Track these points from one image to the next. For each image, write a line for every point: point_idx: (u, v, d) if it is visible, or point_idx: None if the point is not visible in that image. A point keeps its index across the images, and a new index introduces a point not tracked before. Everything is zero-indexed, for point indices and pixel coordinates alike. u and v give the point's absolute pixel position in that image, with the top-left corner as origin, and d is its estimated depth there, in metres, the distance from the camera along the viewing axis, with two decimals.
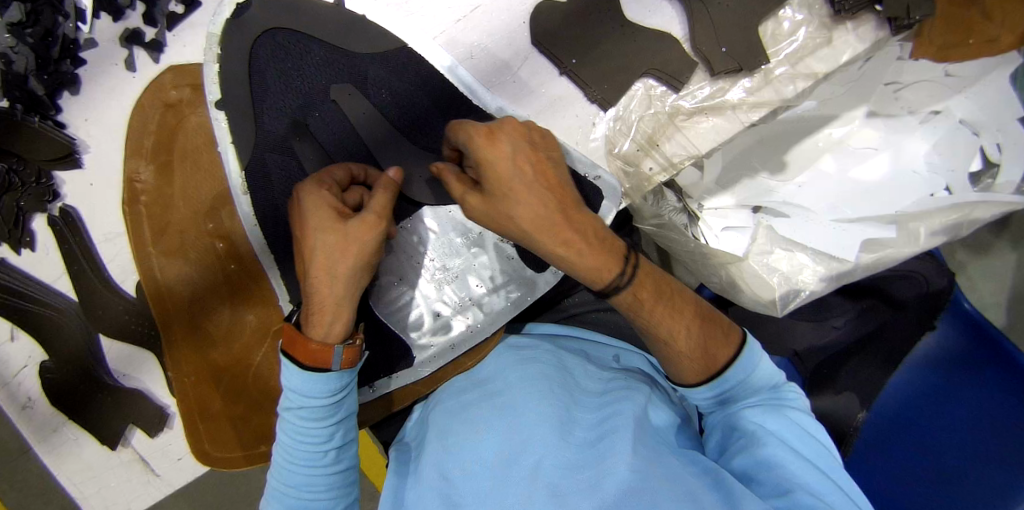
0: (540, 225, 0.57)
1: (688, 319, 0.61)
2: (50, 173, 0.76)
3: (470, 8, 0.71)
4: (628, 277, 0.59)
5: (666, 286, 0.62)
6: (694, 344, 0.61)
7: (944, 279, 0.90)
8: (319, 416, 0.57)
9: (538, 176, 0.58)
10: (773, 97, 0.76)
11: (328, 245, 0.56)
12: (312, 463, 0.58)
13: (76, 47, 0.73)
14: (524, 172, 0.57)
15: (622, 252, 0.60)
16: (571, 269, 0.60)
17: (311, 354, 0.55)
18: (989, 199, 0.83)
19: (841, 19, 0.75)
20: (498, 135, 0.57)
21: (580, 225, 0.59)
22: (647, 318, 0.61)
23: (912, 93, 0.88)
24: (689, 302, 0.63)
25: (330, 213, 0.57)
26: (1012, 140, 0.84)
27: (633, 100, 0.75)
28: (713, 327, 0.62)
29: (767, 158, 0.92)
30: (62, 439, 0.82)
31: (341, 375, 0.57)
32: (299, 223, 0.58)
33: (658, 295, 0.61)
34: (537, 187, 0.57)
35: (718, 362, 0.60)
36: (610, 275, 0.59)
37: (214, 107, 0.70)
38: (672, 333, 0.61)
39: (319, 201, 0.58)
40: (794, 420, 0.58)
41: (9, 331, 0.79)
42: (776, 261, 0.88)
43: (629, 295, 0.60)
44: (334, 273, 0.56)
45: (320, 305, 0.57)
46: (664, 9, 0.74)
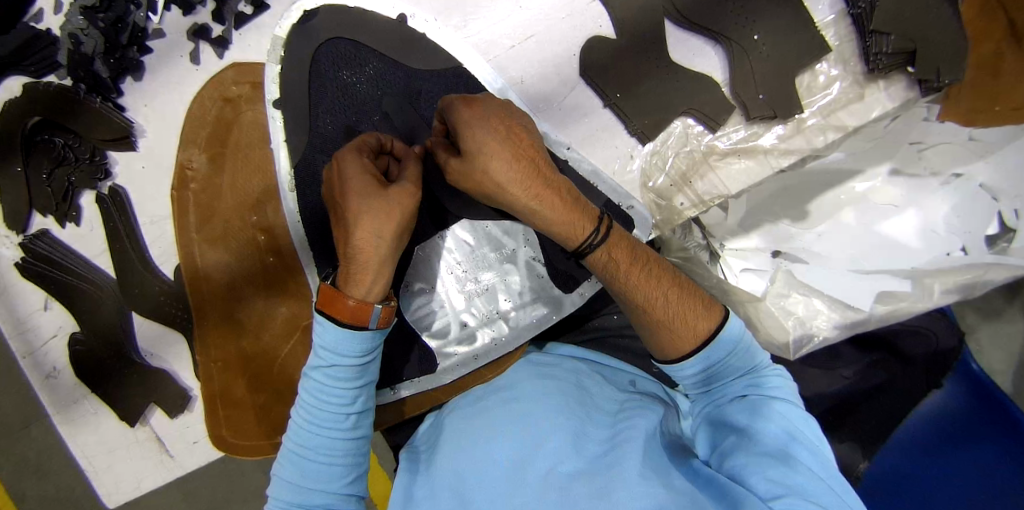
0: (514, 178, 0.59)
1: (665, 287, 0.63)
2: (104, 151, 0.79)
3: (524, 36, 0.74)
4: (601, 237, 0.62)
5: (642, 255, 0.65)
6: (672, 311, 0.61)
7: (954, 338, 0.92)
8: (347, 376, 0.59)
9: (509, 135, 0.60)
10: (803, 146, 0.79)
11: (369, 209, 0.58)
12: (332, 425, 0.59)
13: (144, 36, 0.76)
14: (500, 132, 0.60)
15: (596, 215, 0.63)
16: (547, 228, 0.63)
17: (348, 311, 0.57)
18: (1001, 263, 0.87)
19: (874, 76, 0.78)
20: (478, 101, 0.61)
21: (554, 182, 0.62)
22: (621, 278, 0.63)
23: (935, 154, 0.89)
24: (670, 276, 0.64)
25: (368, 176, 0.59)
26: None
27: (671, 137, 0.78)
28: (695, 302, 0.62)
29: (790, 206, 0.93)
30: (82, 411, 0.85)
31: (374, 337, 0.59)
32: (340, 189, 0.60)
33: (633, 259, 0.64)
34: (512, 144, 0.60)
35: (699, 333, 0.59)
36: (583, 233, 0.62)
37: (271, 106, 0.74)
38: (649, 301, 0.62)
39: (361, 170, 0.60)
40: (783, 413, 0.56)
41: (44, 300, 0.83)
42: (793, 304, 0.91)
43: (601, 255, 0.63)
44: (378, 234, 0.59)
45: (360, 265, 0.59)
46: (708, 53, 0.76)
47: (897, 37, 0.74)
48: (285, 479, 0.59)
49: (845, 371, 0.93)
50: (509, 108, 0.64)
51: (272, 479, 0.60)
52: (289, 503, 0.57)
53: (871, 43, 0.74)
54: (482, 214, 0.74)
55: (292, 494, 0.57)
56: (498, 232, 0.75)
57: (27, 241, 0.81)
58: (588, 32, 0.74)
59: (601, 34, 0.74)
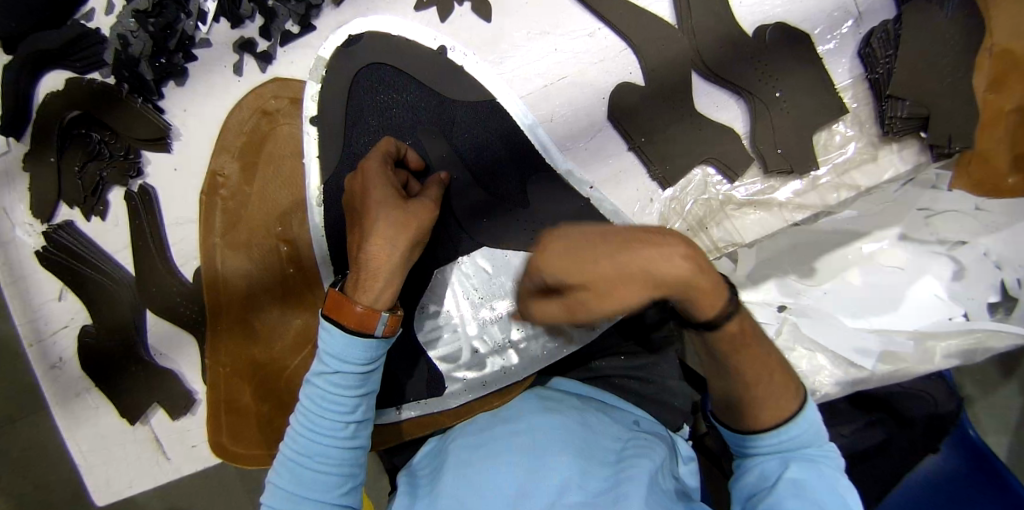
0: (632, 259, 0.52)
1: (769, 374, 0.58)
2: (139, 150, 0.81)
3: (557, 77, 0.77)
4: (726, 321, 0.52)
5: (751, 332, 0.57)
6: (768, 391, 0.58)
7: (953, 403, 0.93)
8: (350, 384, 0.59)
9: (592, 239, 0.44)
10: (816, 202, 0.81)
11: (390, 218, 0.60)
12: (331, 433, 0.59)
13: (191, 44, 0.79)
14: (584, 242, 0.44)
15: (724, 285, 0.52)
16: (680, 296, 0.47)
17: (356, 317, 0.57)
18: (1003, 331, 0.87)
19: (888, 140, 0.81)
20: (541, 237, 0.47)
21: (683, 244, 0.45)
22: (733, 363, 0.56)
23: (944, 222, 0.90)
24: (768, 356, 0.59)
25: (391, 189, 0.62)
26: None
27: (690, 184, 0.80)
28: (783, 384, 0.59)
29: (799, 262, 0.95)
30: (83, 404, 0.85)
31: (379, 345, 0.59)
32: (361, 194, 0.62)
33: (740, 342, 0.55)
34: (612, 239, 0.43)
35: (787, 412, 0.58)
36: (709, 312, 0.50)
37: (308, 122, 0.76)
38: (747, 385, 0.57)
39: (382, 180, 0.63)
40: (824, 476, 0.57)
41: (59, 290, 0.84)
42: (797, 358, 0.91)
43: (729, 333, 0.53)
44: (392, 243, 0.60)
45: (372, 271, 0.59)
46: (731, 106, 0.79)
47: (913, 103, 0.77)
48: (281, 489, 0.58)
49: (844, 429, 0.95)
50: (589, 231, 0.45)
51: (267, 487, 0.60)
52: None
53: (887, 107, 0.78)
54: (502, 242, 0.76)
55: (286, 505, 0.57)
56: (516, 261, 0.77)
57: (50, 230, 0.83)
58: (619, 78, 0.77)
59: (631, 80, 0.77)
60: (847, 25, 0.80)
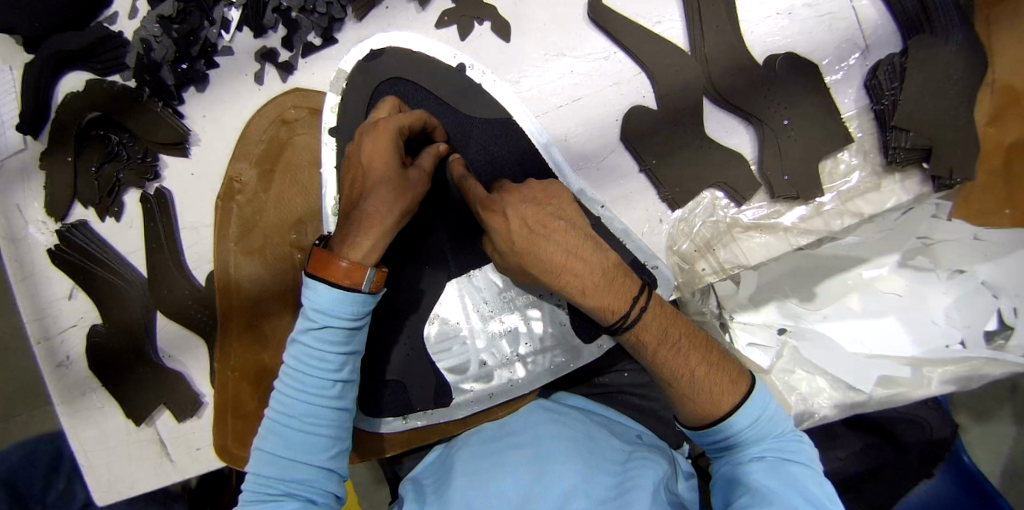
0: (545, 267, 0.61)
1: (693, 363, 0.63)
2: (157, 154, 0.82)
3: (572, 99, 0.79)
4: (634, 317, 0.63)
5: (673, 328, 0.65)
6: (697, 386, 0.62)
7: (947, 429, 0.97)
8: (337, 340, 0.58)
9: (534, 224, 0.61)
10: (821, 227, 0.83)
11: (389, 184, 0.62)
12: (319, 393, 0.58)
13: (213, 51, 0.81)
14: (524, 229, 0.61)
15: (635, 290, 0.64)
16: (584, 302, 0.63)
17: (343, 274, 0.56)
18: (999, 359, 0.88)
19: (891, 169, 0.83)
20: (497, 204, 0.63)
21: (587, 259, 0.62)
22: (649, 357, 0.65)
23: (942, 250, 0.92)
24: (702, 350, 0.65)
25: (394, 152, 0.63)
26: None
27: (699, 206, 0.81)
28: (720, 374, 0.63)
29: (799, 286, 0.96)
30: (88, 403, 0.85)
31: (366, 301, 0.58)
32: (357, 161, 0.64)
33: (663, 337, 0.64)
34: (534, 230, 0.61)
35: (722, 409, 0.61)
36: (614, 314, 0.63)
37: (327, 133, 0.77)
38: (677, 378, 0.63)
39: (381, 145, 0.64)
40: (794, 474, 0.58)
41: (70, 289, 0.85)
42: (797, 380, 0.92)
43: (632, 335, 0.64)
44: (388, 205, 0.61)
45: (365, 229, 0.60)
46: (740, 131, 0.81)
47: (916, 134, 0.79)
48: (266, 453, 0.57)
49: (840, 451, 0.98)
50: (533, 196, 0.64)
51: (252, 453, 0.58)
52: (270, 477, 0.56)
53: (891, 138, 0.80)
54: None
55: (273, 468, 0.56)
56: None
57: (64, 230, 0.84)
58: (632, 101, 0.79)
59: (644, 104, 0.79)
60: (854, 57, 0.82)
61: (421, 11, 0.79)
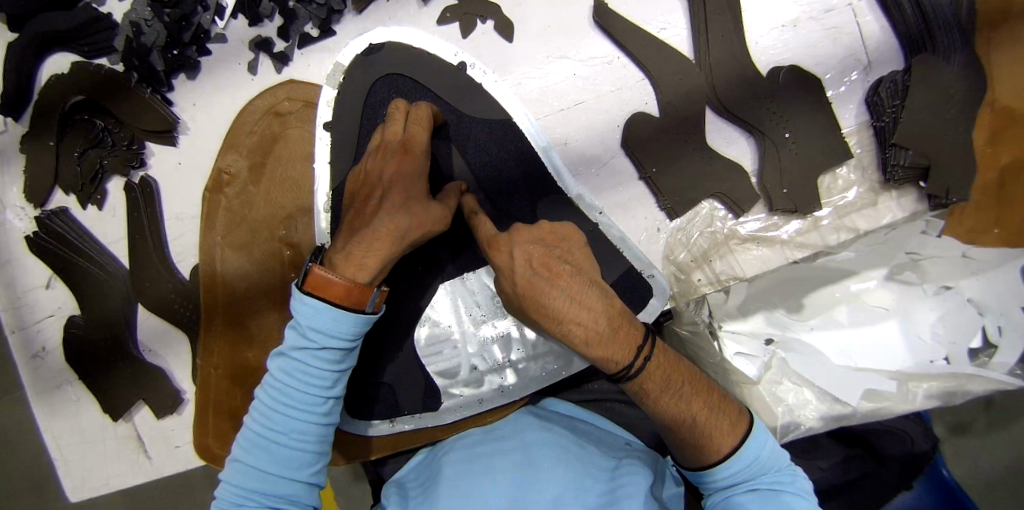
0: (550, 313, 0.60)
1: (695, 408, 0.63)
2: (143, 141, 0.80)
3: (573, 102, 0.77)
4: (637, 368, 0.61)
5: (674, 377, 0.64)
6: (695, 432, 0.62)
7: (928, 442, 0.98)
8: (332, 359, 0.56)
9: (537, 268, 0.61)
10: (818, 241, 0.82)
11: (408, 208, 0.62)
12: (309, 409, 0.56)
13: (205, 38, 0.78)
14: (527, 271, 0.61)
15: (637, 338, 0.62)
16: (587, 353, 0.61)
17: (347, 295, 0.56)
18: (983, 376, 0.88)
19: (888, 187, 0.83)
20: (504, 244, 0.63)
21: (591, 305, 0.60)
22: (651, 405, 0.64)
23: (930, 265, 0.91)
24: (712, 396, 0.65)
25: (416, 182, 0.63)
26: (1012, 325, 0.89)
27: (696, 217, 0.80)
28: (725, 418, 0.63)
29: (787, 296, 0.95)
30: (64, 396, 0.82)
31: (365, 323, 0.58)
32: (377, 185, 0.64)
33: (665, 386, 0.63)
34: (539, 273, 0.60)
35: (718, 452, 0.61)
36: (617, 364, 0.61)
37: (323, 128, 0.75)
38: (677, 423, 0.62)
39: (406, 170, 0.63)
40: (790, 506, 0.59)
41: (48, 279, 0.82)
42: (784, 392, 0.90)
43: (636, 383, 0.63)
44: (402, 229, 0.61)
45: (372, 250, 0.59)
46: (740, 142, 0.80)
47: (915, 153, 0.79)
48: (249, 466, 0.55)
49: (822, 463, 0.99)
50: (542, 236, 0.64)
51: (231, 465, 0.56)
52: (251, 491, 0.54)
53: (891, 155, 0.80)
54: None
55: (255, 483, 0.54)
56: None
57: (44, 216, 0.81)
58: (634, 107, 0.78)
59: (646, 111, 0.78)
60: (857, 72, 0.82)
61: (423, 6, 0.77)
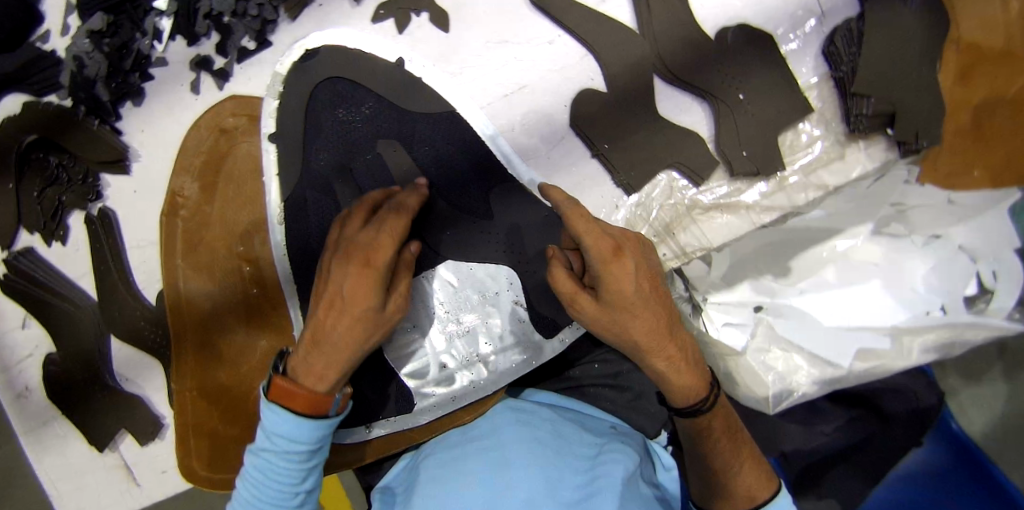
0: (655, 337, 0.61)
1: (740, 459, 0.68)
2: (97, 174, 0.80)
3: (517, 86, 0.75)
4: (710, 404, 0.66)
5: (731, 424, 0.70)
6: (740, 476, 0.67)
7: (933, 396, 0.96)
8: (298, 460, 0.58)
9: (655, 292, 0.62)
10: (784, 203, 0.80)
11: (368, 317, 0.58)
12: (280, 503, 0.58)
13: (147, 62, 0.78)
14: (649, 293, 0.61)
15: (709, 380, 0.68)
16: (671, 382, 0.65)
17: (310, 403, 0.57)
18: (979, 323, 0.88)
19: (853, 138, 0.80)
20: (626, 251, 0.59)
21: (682, 341, 0.65)
22: (709, 445, 0.68)
23: (918, 215, 0.90)
24: (746, 448, 0.70)
25: (380, 290, 0.58)
26: (1006, 270, 0.89)
27: (656, 189, 0.78)
28: (757, 471, 0.69)
29: (773, 261, 0.92)
30: (51, 432, 0.83)
31: (328, 423, 0.59)
32: (337, 286, 0.58)
33: (724, 427, 0.69)
34: (654, 297, 0.62)
35: (755, 499, 0.66)
36: (696, 399, 0.66)
37: (267, 140, 0.75)
38: (727, 466, 0.67)
39: (364, 274, 0.57)
40: None
41: (22, 319, 0.83)
42: (772, 359, 0.90)
43: (704, 421, 0.67)
44: (363, 339, 0.59)
45: (329, 362, 0.58)
46: (694, 110, 0.78)
47: (878, 100, 0.76)
48: None
49: (825, 427, 0.96)
50: (642, 250, 0.64)
51: None
52: None
53: (852, 106, 0.77)
54: (467, 255, 0.75)
55: None
56: (483, 274, 0.76)
57: (11, 258, 0.82)
58: (579, 85, 0.75)
59: (593, 87, 0.75)
60: (811, 23, 0.79)
61: (355, 5, 0.75)
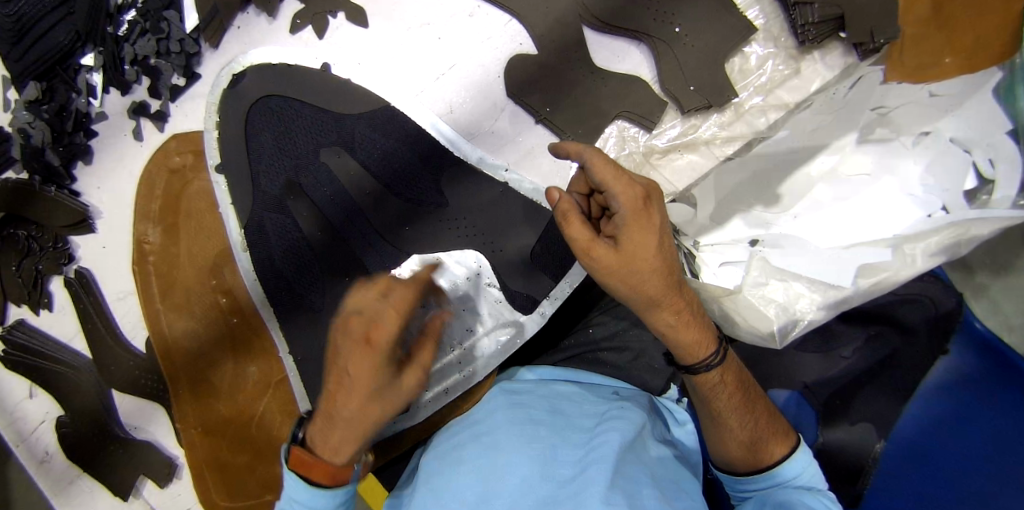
0: (669, 289, 0.57)
1: (757, 417, 0.63)
2: (67, 237, 0.81)
3: (448, 66, 0.74)
4: (719, 358, 0.62)
5: (744, 384, 0.65)
6: (749, 435, 0.62)
7: (952, 299, 0.84)
8: None
9: (670, 246, 0.58)
10: (745, 130, 0.77)
11: (382, 387, 0.54)
12: None
13: (88, 120, 0.78)
14: (666, 245, 0.57)
15: (715, 335, 0.63)
16: (676, 331, 0.60)
17: (330, 474, 0.54)
18: (987, 216, 0.76)
19: (806, 49, 0.77)
20: (649, 204, 0.56)
21: (688, 296, 0.61)
22: (724, 401, 0.62)
23: (900, 116, 0.83)
24: (763, 408, 0.65)
25: (391, 355, 0.54)
26: (1003, 156, 0.78)
27: (609, 141, 0.76)
28: (774, 427, 0.64)
29: (760, 191, 0.87)
30: (79, 490, 0.85)
31: (344, 492, 0.56)
32: (347, 356, 0.53)
33: (738, 384, 0.64)
34: (670, 251, 0.58)
35: (767, 459, 0.62)
36: (705, 352, 0.61)
37: (214, 171, 0.77)
38: (739, 423, 0.62)
39: (371, 341, 0.53)
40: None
41: (28, 389, 0.84)
42: (771, 291, 0.81)
43: (716, 375, 0.62)
44: (379, 410, 0.54)
45: (346, 435, 0.54)
46: (632, 53, 0.75)
47: (821, 5, 0.73)
48: None
49: (844, 351, 0.86)
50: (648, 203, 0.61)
51: None
52: None
53: (797, 16, 0.74)
54: (431, 246, 0.75)
55: None
56: (449, 262, 0.76)
57: (4, 332, 0.82)
58: (509, 51, 0.74)
59: (523, 51, 0.74)
60: None
61: (272, 21, 0.75)
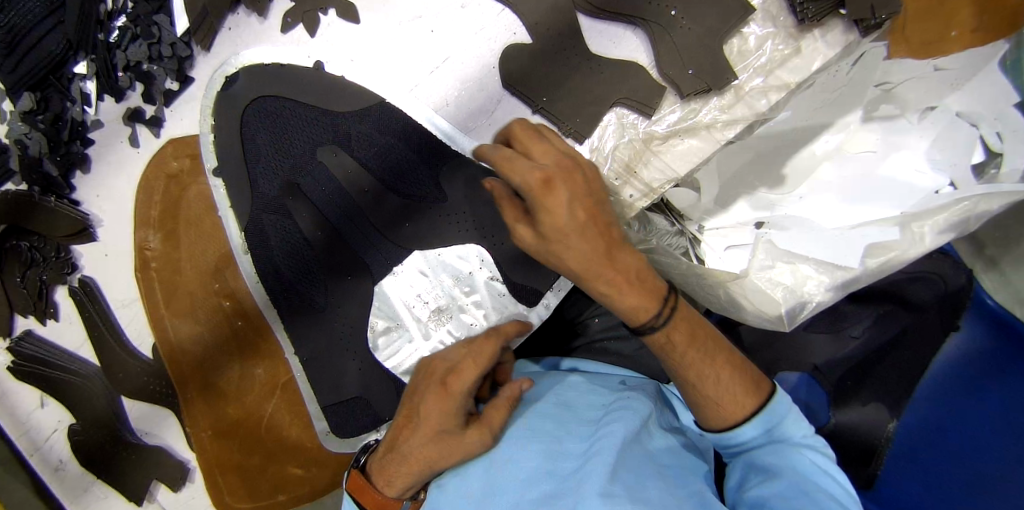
0: (592, 265, 0.53)
1: (720, 372, 0.58)
2: (68, 246, 0.81)
3: (441, 59, 0.74)
4: (665, 318, 0.55)
5: (708, 342, 0.58)
6: (721, 391, 0.58)
7: (962, 277, 0.82)
8: None
9: (592, 221, 0.52)
10: (747, 113, 0.73)
11: (438, 438, 0.57)
12: None
13: (83, 128, 0.78)
14: (583, 219, 0.52)
15: (664, 292, 0.56)
16: (613, 302, 0.56)
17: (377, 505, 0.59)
18: (994, 190, 0.74)
19: (807, 27, 0.72)
20: (553, 180, 0.51)
21: (625, 261, 0.54)
22: (676, 360, 0.57)
23: (905, 92, 0.81)
24: (733, 361, 0.59)
25: (455, 414, 0.58)
26: (1012, 128, 0.76)
27: (607, 130, 0.75)
28: (745, 379, 0.59)
29: (763, 173, 0.87)
30: (94, 497, 0.85)
31: None
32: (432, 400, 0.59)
33: (692, 340, 0.57)
34: (591, 227, 0.52)
35: (744, 411, 0.58)
36: (648, 315, 0.55)
37: (213, 175, 0.77)
38: (704, 386, 0.57)
39: (446, 395, 0.59)
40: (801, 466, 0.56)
41: (40, 398, 0.84)
42: (777, 275, 0.80)
43: (664, 336, 0.56)
44: (428, 458, 0.57)
45: (400, 471, 0.59)
46: (629, 39, 0.74)
47: None
48: None
49: (854, 330, 0.84)
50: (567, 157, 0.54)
51: None
52: None
53: None
54: (430, 242, 0.75)
55: None
56: (450, 258, 0.76)
57: (13, 344, 0.83)
58: (503, 41, 0.73)
59: (517, 41, 0.73)
60: None
61: (263, 20, 0.74)
